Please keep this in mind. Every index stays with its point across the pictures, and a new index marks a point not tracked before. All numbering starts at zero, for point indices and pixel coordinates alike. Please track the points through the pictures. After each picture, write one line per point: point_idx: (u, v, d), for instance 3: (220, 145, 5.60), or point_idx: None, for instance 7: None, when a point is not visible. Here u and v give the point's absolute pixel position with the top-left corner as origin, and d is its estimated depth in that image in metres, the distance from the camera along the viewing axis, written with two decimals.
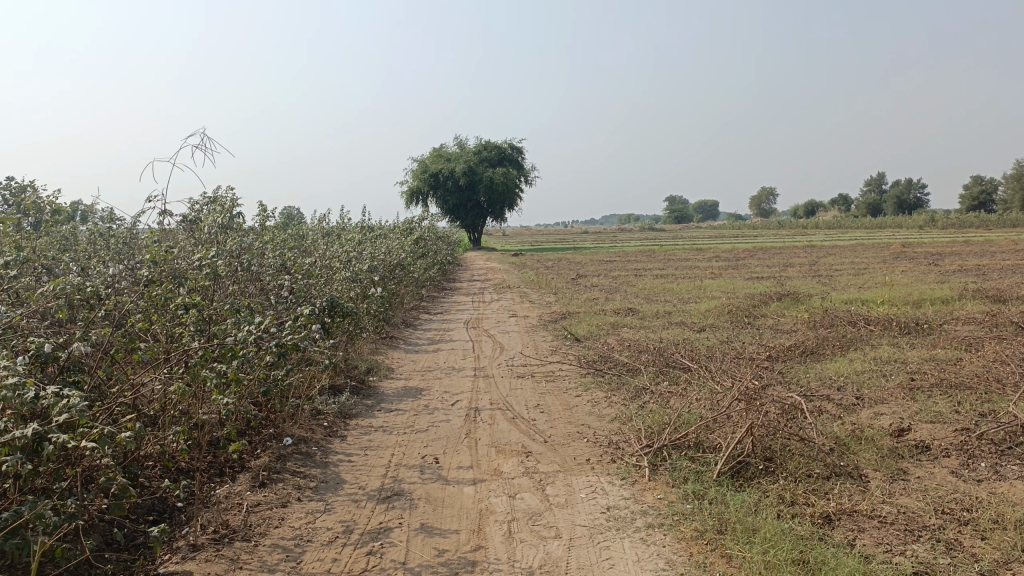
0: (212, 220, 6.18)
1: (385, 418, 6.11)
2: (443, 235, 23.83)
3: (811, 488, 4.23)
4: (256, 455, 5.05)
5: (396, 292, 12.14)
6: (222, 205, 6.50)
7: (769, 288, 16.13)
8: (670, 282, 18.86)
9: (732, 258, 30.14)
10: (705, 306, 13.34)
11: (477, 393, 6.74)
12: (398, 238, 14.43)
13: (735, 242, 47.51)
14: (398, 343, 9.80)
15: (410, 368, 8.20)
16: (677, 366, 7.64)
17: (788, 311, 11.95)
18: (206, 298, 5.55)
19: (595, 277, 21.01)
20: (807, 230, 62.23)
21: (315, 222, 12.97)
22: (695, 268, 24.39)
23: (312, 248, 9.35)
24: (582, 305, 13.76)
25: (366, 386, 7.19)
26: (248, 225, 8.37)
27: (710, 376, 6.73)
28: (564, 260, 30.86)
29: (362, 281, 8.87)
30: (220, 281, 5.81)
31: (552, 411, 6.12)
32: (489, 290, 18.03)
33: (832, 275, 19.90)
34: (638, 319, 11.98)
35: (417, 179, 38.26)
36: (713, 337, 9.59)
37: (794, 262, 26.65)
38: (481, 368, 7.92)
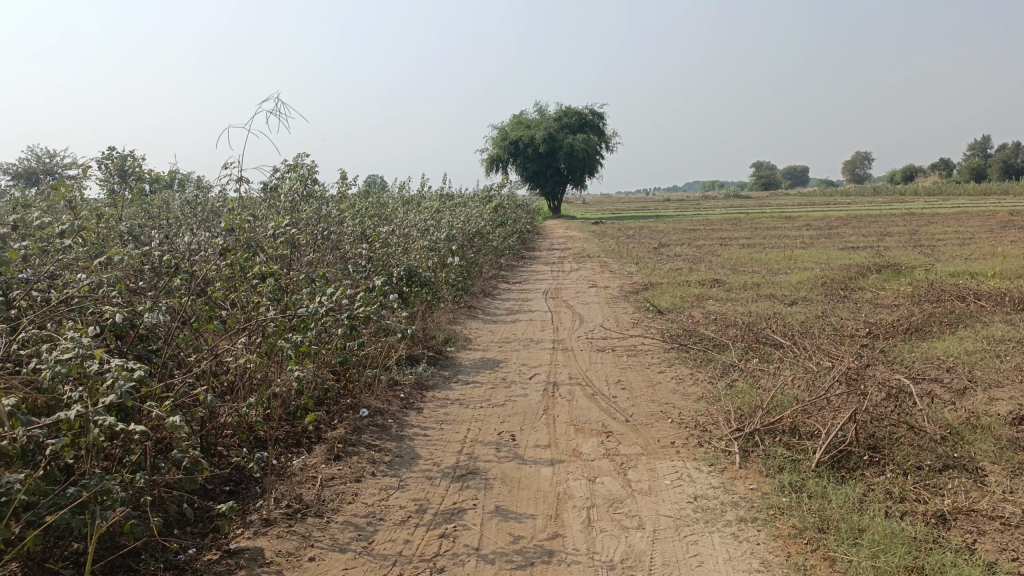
0: (290, 188, 6.13)
1: (461, 390, 5.98)
2: (523, 203, 23.61)
3: (922, 483, 3.86)
4: (332, 426, 5.00)
5: (475, 261, 12.01)
6: (301, 173, 6.44)
7: (865, 258, 15.23)
8: (758, 252, 18.10)
9: (825, 227, 28.79)
10: (796, 277, 12.69)
11: (556, 367, 6.53)
12: (477, 206, 14.29)
13: (826, 210, 45.53)
14: (476, 313, 9.68)
15: (488, 339, 8.06)
16: (767, 343, 7.22)
17: (889, 284, 11.21)
18: (284, 267, 5.51)
19: (678, 247, 20.39)
20: (906, 197, 58.98)
21: (396, 191, 12.95)
22: (784, 237, 23.38)
23: (390, 217, 9.28)
24: (665, 276, 13.33)
25: (444, 356, 7.08)
26: (328, 193, 8.35)
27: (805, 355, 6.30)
28: (646, 229, 30.17)
29: (440, 250, 8.75)
30: (297, 250, 5.76)
31: (634, 388, 5.86)
32: (569, 259, 17.74)
33: (934, 245, 18.68)
34: (725, 290, 11.47)
35: (497, 146, 38.06)
36: (807, 311, 9.06)
37: (892, 231, 25.20)
38: (561, 340, 7.70)
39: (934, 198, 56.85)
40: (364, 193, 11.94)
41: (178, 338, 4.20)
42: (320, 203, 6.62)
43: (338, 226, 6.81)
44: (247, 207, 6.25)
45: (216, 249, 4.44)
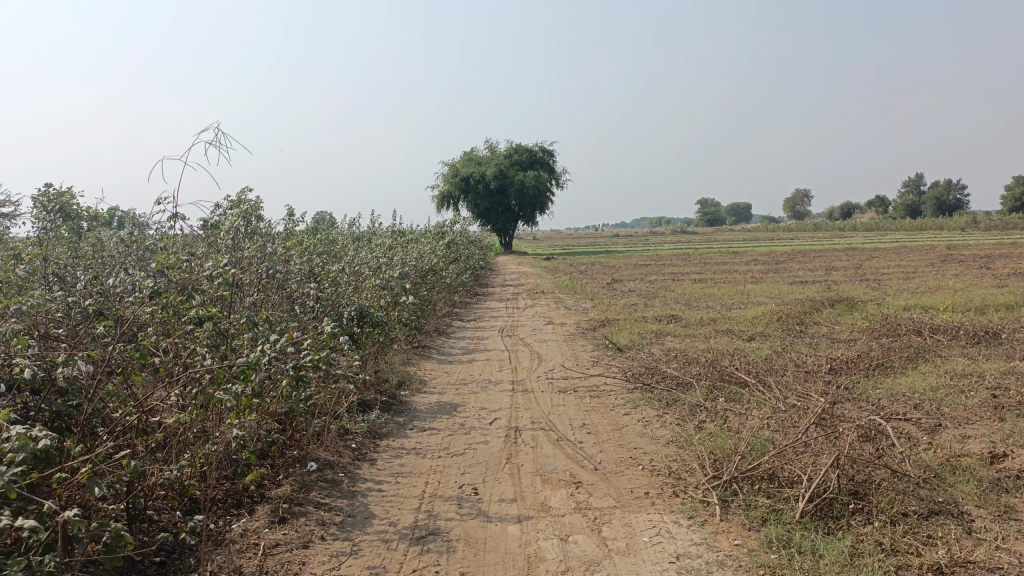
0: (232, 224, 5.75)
1: (417, 438, 5.62)
2: (475, 240, 23.40)
3: (911, 532, 3.64)
4: (277, 483, 4.58)
5: (428, 299, 11.67)
6: (244, 208, 6.06)
7: (816, 293, 15.33)
8: (711, 287, 18.14)
9: (772, 262, 29.26)
10: (752, 312, 12.67)
11: (517, 411, 6.21)
12: (430, 242, 14.00)
13: (771, 245, 46.53)
14: (431, 353, 9.32)
15: (443, 381, 7.71)
16: (731, 381, 7.04)
17: (843, 318, 11.23)
18: (224, 309, 5.11)
19: (632, 282, 20.37)
20: (846, 232, 60.73)
21: (345, 228, 12.58)
22: (734, 272, 23.61)
23: (339, 254, 8.91)
24: (621, 312, 13.17)
25: (398, 401, 6.71)
26: (274, 230, 7.97)
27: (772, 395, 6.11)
28: (597, 264, 30.23)
29: (392, 288, 8.41)
30: (239, 292, 5.37)
31: (600, 432, 5.57)
32: (523, 295, 17.52)
33: (880, 279, 19.00)
34: (682, 326, 11.35)
35: (448, 183, 37.96)
36: (766, 347, 8.95)
37: (836, 266, 25.68)
38: (520, 381, 7.40)
39: (872, 232, 58.68)
40: (312, 229, 11.54)
41: (101, 391, 3.78)
42: (263, 241, 6.24)
43: (284, 265, 6.43)
44: (186, 245, 5.84)
45: (146, 293, 4.04)
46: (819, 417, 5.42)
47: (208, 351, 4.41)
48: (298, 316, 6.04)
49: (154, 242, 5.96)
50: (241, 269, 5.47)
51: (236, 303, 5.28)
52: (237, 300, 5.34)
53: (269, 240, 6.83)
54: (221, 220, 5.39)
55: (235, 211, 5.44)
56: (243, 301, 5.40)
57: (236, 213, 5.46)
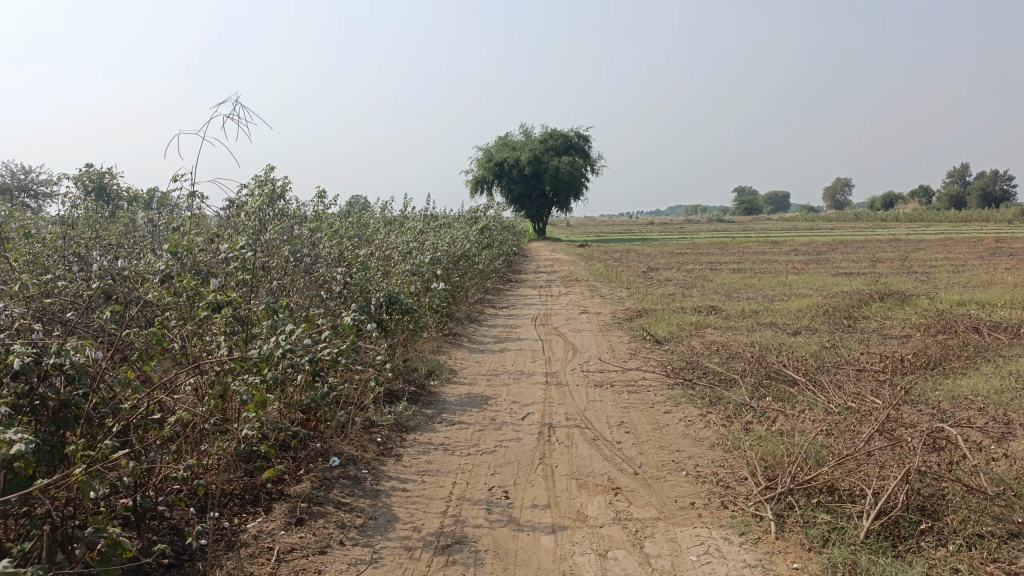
0: (256, 204, 5.49)
1: (446, 433, 5.33)
2: (508, 226, 23.10)
3: (990, 558, 3.26)
4: (297, 478, 4.34)
5: (460, 285, 11.40)
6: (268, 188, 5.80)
7: (862, 285, 14.74)
8: (750, 277, 17.60)
9: (813, 252, 28.50)
10: (795, 304, 12.17)
11: (551, 406, 5.90)
12: (463, 227, 13.71)
13: (811, 235, 45.50)
14: (462, 341, 9.03)
15: (474, 371, 7.42)
16: (778, 379, 6.64)
17: (894, 313, 10.70)
18: (245, 295, 4.86)
19: (669, 271, 19.90)
20: (889, 223, 59.16)
21: (377, 212, 12.34)
22: (775, 262, 22.99)
23: (369, 238, 8.65)
24: (658, 302, 12.77)
25: (427, 392, 6.44)
26: (302, 213, 7.73)
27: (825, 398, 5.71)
28: (632, 252, 29.70)
29: (423, 274, 8.13)
30: (262, 276, 5.12)
31: (640, 431, 5.24)
32: (557, 283, 17.17)
33: (929, 272, 18.28)
34: (722, 318, 10.91)
35: (482, 168, 37.64)
36: (813, 343, 8.51)
37: (881, 257, 24.90)
38: (554, 374, 7.08)
39: (916, 223, 57.13)
40: (344, 212, 11.32)
41: (111, 381, 3.57)
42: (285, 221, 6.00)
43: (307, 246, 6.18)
44: (208, 226, 5.59)
45: (162, 274, 3.81)
46: (878, 421, 5.02)
47: (225, 338, 4.17)
48: (319, 300, 5.78)
49: (177, 222, 5.75)
50: (258, 252, 5.22)
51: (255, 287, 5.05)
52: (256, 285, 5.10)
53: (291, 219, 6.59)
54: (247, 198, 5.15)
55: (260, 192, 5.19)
56: (264, 285, 5.16)
57: (260, 194, 5.21)
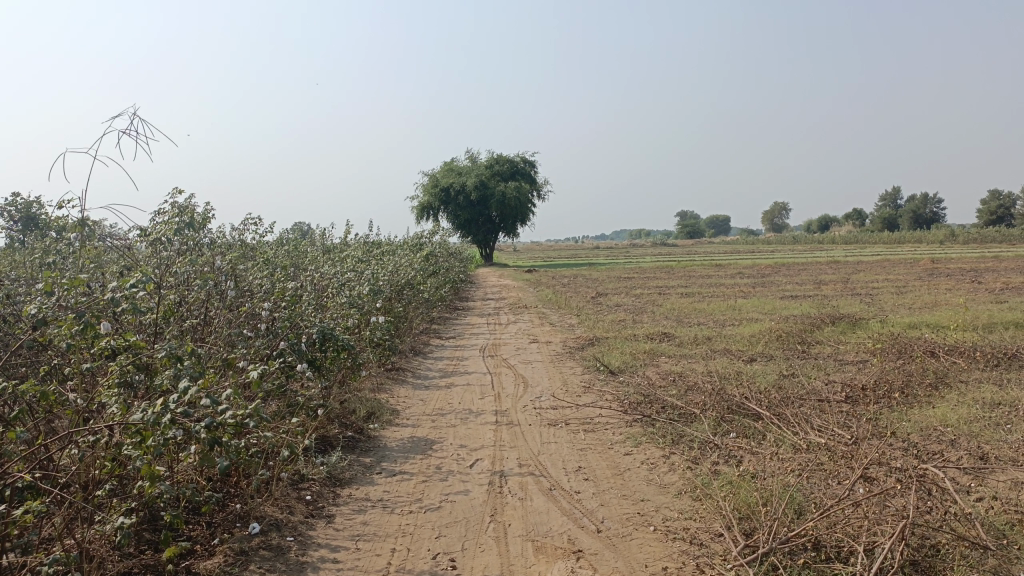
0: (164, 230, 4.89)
1: (385, 486, 4.78)
2: (455, 252, 22.63)
3: None
4: (209, 550, 3.75)
5: (404, 316, 10.85)
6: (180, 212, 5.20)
7: (811, 309, 14.66)
8: (700, 301, 17.44)
9: (758, 275, 28.74)
10: (749, 330, 11.95)
11: (502, 450, 5.40)
12: (407, 254, 13.18)
13: (754, 257, 46.25)
14: (405, 377, 8.47)
15: (418, 410, 6.88)
16: (741, 413, 6.27)
17: (848, 338, 10.53)
18: (149, 338, 4.26)
19: (618, 296, 19.65)
20: (827, 245, 60.68)
21: (315, 241, 11.72)
22: (722, 285, 22.98)
23: (304, 268, 8.07)
24: (610, 329, 12.41)
25: (365, 437, 5.87)
26: (227, 242, 7.11)
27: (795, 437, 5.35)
28: (581, 278, 29.49)
29: (362, 306, 7.58)
30: (171, 316, 4.53)
31: (600, 478, 4.78)
32: (505, 310, 16.71)
33: (873, 294, 18.41)
34: (676, 345, 10.60)
35: (427, 194, 37.18)
36: (773, 371, 8.21)
37: (825, 279, 25.19)
38: (503, 412, 6.59)
39: (853, 245, 58.55)
40: (279, 240, 10.68)
41: None
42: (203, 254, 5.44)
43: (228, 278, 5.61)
44: (111, 257, 4.97)
45: (42, 317, 3.24)
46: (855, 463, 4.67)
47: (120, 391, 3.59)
48: (243, 339, 5.20)
49: (77, 255, 5.12)
50: (168, 287, 4.64)
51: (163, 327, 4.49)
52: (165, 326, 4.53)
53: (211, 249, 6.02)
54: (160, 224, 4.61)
55: (179, 222, 4.69)
56: (178, 326, 4.59)
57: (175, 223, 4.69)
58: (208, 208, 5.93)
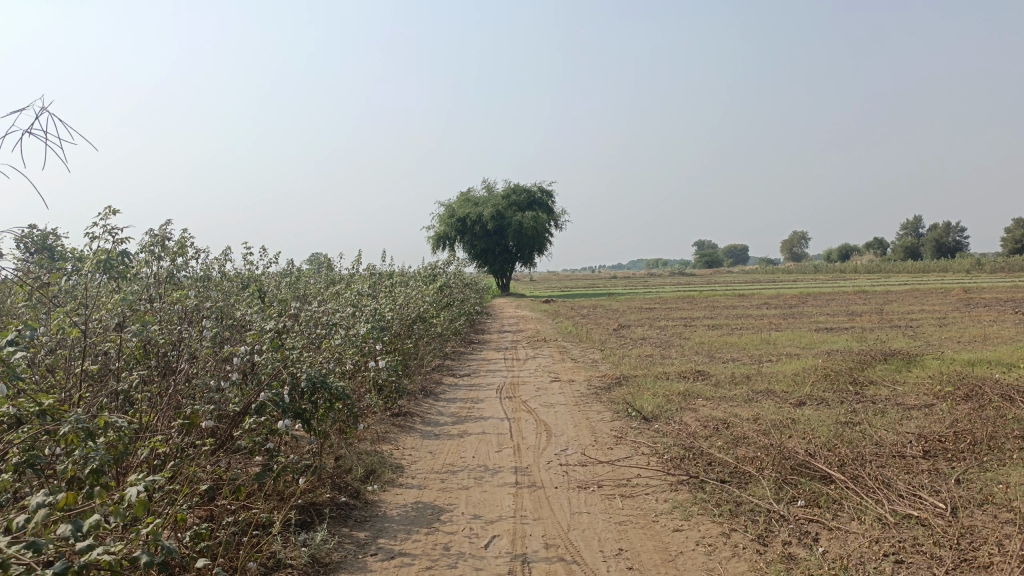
0: (96, 265, 4.08)
1: (380, 574, 3.88)
2: (470, 282, 21.84)
3: None
4: None
5: (413, 353, 9.97)
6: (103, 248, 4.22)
7: (853, 343, 13.63)
8: (730, 335, 16.44)
9: (786, 306, 27.65)
10: (791, 367, 10.91)
11: (524, 524, 4.48)
12: (418, 285, 12.33)
13: (776, 288, 45.28)
14: (413, 424, 7.56)
15: (426, 465, 5.99)
16: (806, 474, 5.30)
17: (905, 378, 9.48)
18: (74, 400, 3.43)
19: (642, 329, 18.64)
20: (851, 275, 59.38)
21: (319, 272, 10.91)
22: (750, 317, 21.87)
23: (299, 302, 7.23)
24: (637, 366, 11.47)
25: (362, 504, 4.97)
26: (207, 275, 6.31)
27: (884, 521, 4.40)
28: (600, 309, 28.50)
29: (362, 344, 6.71)
30: (96, 384, 3.72)
31: (647, 566, 3.84)
32: (524, 344, 15.79)
33: (913, 326, 17.38)
34: (712, 386, 9.61)
35: (443, 224, 36.49)
36: (830, 419, 7.20)
37: (857, 309, 24.11)
38: (523, 470, 5.67)
39: (877, 275, 57.16)
40: (279, 271, 9.86)
41: None
42: (141, 297, 4.79)
43: (188, 320, 4.80)
44: (43, 298, 4.18)
45: None
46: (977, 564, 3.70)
47: (17, 478, 2.74)
48: (209, 389, 4.35)
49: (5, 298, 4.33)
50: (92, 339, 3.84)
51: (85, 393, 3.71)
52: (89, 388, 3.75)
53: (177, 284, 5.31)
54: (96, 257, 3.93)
55: (126, 255, 4.06)
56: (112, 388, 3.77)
57: (121, 256, 4.04)
58: (183, 234, 5.45)
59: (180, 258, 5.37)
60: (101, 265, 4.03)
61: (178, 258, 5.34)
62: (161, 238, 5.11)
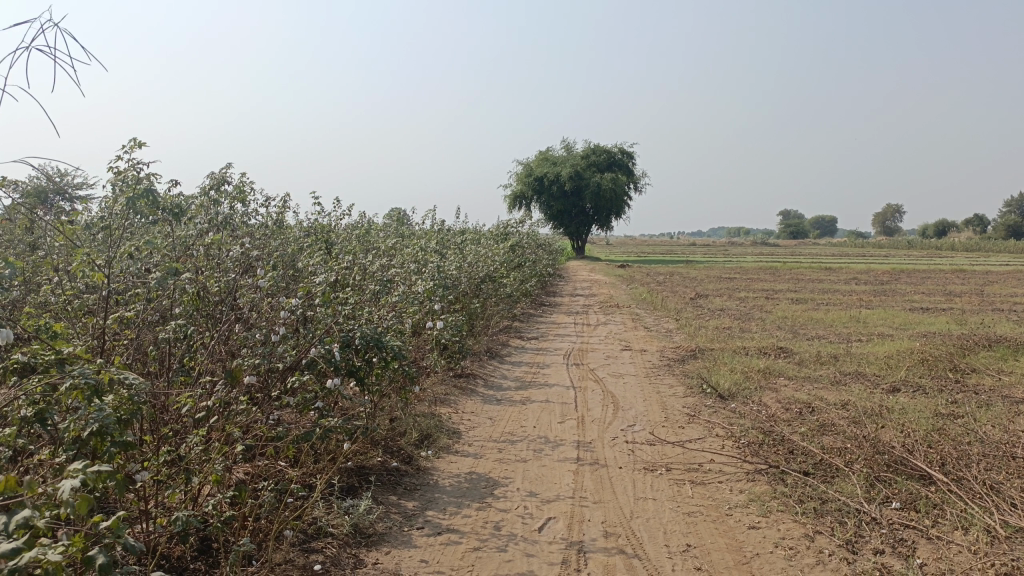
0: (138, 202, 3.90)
1: (424, 551, 3.60)
2: (544, 243, 21.43)
3: None
4: None
5: (479, 314, 9.69)
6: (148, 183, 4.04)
7: (951, 326, 12.62)
8: (815, 310, 15.56)
9: (875, 282, 26.18)
10: (883, 349, 10.13)
11: (583, 507, 4.13)
12: (489, 244, 12.03)
13: (864, 263, 43.18)
14: (476, 386, 7.29)
15: (484, 432, 5.71)
16: (902, 472, 4.75)
17: (1014, 367, 8.62)
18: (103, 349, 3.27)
19: (720, 300, 17.89)
20: (947, 253, 56.15)
21: (389, 227, 10.72)
22: (838, 292, 20.72)
23: (362, 254, 7.02)
24: (714, 338, 10.90)
25: (413, 470, 4.72)
26: (270, 224, 6.15)
27: (996, 535, 3.84)
28: (676, 276, 27.69)
29: (424, 302, 6.45)
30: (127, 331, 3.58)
31: (716, 568, 3.44)
32: (596, 309, 15.35)
33: (1020, 310, 16.08)
34: (795, 364, 8.99)
35: (521, 183, 36.08)
36: (929, 410, 6.55)
37: (954, 290, 22.59)
38: (586, 446, 5.31)
39: (978, 253, 53.80)
40: (349, 222, 9.70)
41: None
42: (195, 241, 4.65)
43: (243, 268, 4.64)
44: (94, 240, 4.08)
45: None
46: None
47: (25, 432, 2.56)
48: (256, 343, 4.17)
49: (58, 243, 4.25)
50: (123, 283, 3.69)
51: (121, 346, 3.59)
52: (126, 338, 3.62)
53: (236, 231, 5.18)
54: (134, 197, 3.78)
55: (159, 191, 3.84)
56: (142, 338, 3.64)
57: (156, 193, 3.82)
58: (243, 178, 5.30)
59: (240, 201, 5.22)
60: (143, 208, 3.88)
61: (238, 202, 5.18)
62: (218, 182, 4.94)
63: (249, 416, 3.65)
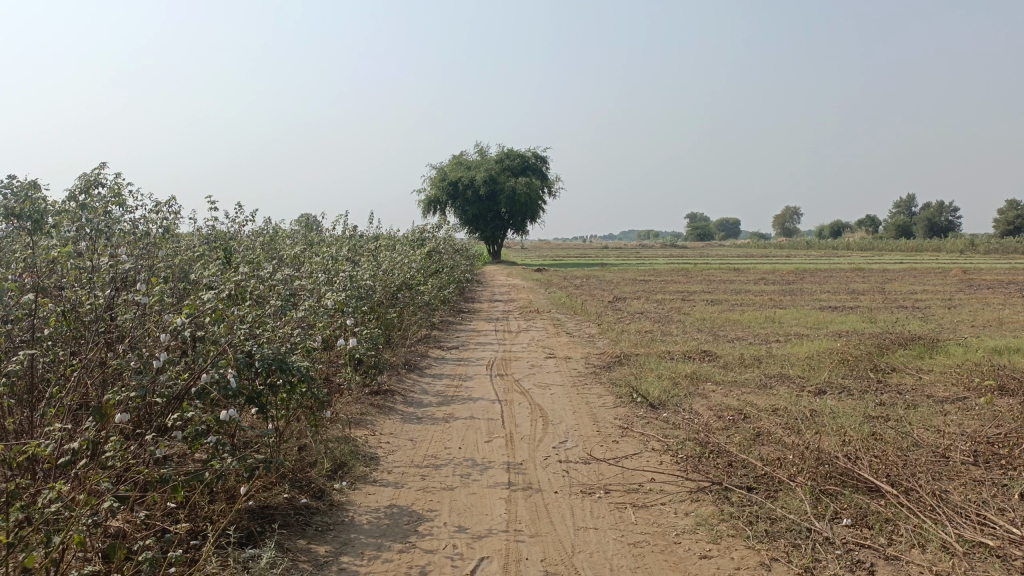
0: None
1: None
2: (461, 248, 20.99)
3: None
4: None
5: (395, 324, 9.15)
6: None
7: (864, 325, 12.88)
8: (732, 311, 15.68)
9: (784, 282, 26.91)
10: (804, 349, 10.14)
11: (518, 542, 3.72)
12: (405, 250, 11.49)
13: (768, 263, 44.69)
14: (394, 404, 6.77)
15: (404, 456, 5.22)
16: (847, 484, 4.54)
17: (931, 366, 8.73)
18: None
19: (638, 302, 17.86)
20: (844, 253, 58.87)
21: (297, 233, 10.04)
22: (751, 293, 21.08)
23: (266, 263, 6.40)
24: (637, 343, 10.70)
25: (325, 507, 4.19)
26: (157, 231, 5.49)
27: (953, 553, 3.63)
28: (592, 279, 27.73)
29: (335, 314, 5.89)
30: None
31: None
32: (516, 315, 15.01)
33: (921, 307, 16.67)
34: (721, 368, 8.86)
35: (435, 187, 35.46)
36: (859, 413, 6.44)
37: (857, 288, 23.42)
38: (517, 468, 4.90)
39: (871, 252, 56.48)
40: (254, 229, 9.00)
41: None
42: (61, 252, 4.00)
43: (121, 283, 4.02)
44: None
45: None
46: None
47: None
48: (134, 370, 3.57)
49: None
50: None
51: None
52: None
53: (113, 238, 4.54)
54: None
55: None
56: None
57: None
58: (120, 179, 4.67)
59: (117, 205, 4.58)
60: None
61: (115, 207, 4.55)
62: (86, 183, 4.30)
63: (123, 464, 3.07)
